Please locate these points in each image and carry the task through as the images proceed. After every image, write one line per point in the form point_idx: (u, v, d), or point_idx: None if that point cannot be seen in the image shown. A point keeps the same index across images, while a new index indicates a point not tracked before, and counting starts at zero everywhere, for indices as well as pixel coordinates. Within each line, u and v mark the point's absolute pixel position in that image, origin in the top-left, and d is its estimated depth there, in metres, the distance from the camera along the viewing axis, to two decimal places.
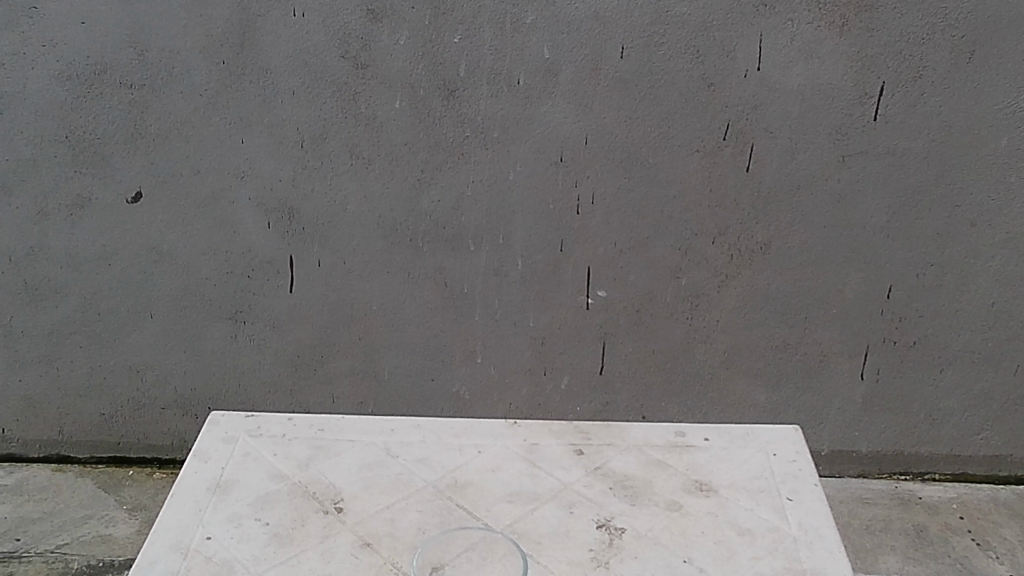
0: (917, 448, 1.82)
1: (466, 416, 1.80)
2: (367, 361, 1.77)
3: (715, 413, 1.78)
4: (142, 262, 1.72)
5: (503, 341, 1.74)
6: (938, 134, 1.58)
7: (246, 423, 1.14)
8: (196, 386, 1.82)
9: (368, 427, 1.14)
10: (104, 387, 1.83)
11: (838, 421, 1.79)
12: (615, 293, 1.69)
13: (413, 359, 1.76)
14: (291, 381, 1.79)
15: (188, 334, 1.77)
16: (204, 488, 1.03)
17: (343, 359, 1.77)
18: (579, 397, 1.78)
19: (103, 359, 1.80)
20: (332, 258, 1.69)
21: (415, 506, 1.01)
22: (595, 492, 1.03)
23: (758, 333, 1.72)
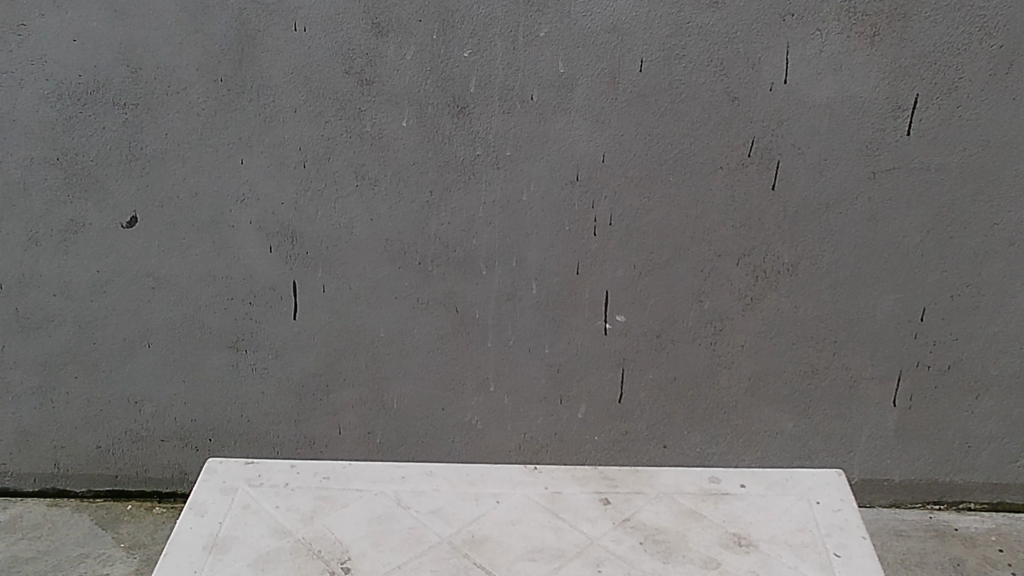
0: (953, 477, 1.73)
1: (478, 446, 1.72)
2: (375, 390, 1.69)
3: (740, 441, 1.70)
4: (138, 289, 1.64)
5: (517, 368, 1.66)
6: (975, 149, 1.50)
7: (245, 471, 1.06)
8: (196, 417, 1.74)
9: (377, 475, 1.06)
10: (100, 419, 1.75)
11: (869, 449, 1.71)
12: (634, 317, 1.61)
13: (423, 387, 1.68)
14: (296, 412, 1.71)
15: (189, 364, 1.69)
16: (200, 546, 0.95)
17: (350, 389, 1.69)
18: (597, 426, 1.69)
19: (99, 390, 1.72)
20: (336, 283, 1.61)
21: (429, 565, 0.92)
22: (625, 548, 0.94)
23: (785, 359, 1.64)
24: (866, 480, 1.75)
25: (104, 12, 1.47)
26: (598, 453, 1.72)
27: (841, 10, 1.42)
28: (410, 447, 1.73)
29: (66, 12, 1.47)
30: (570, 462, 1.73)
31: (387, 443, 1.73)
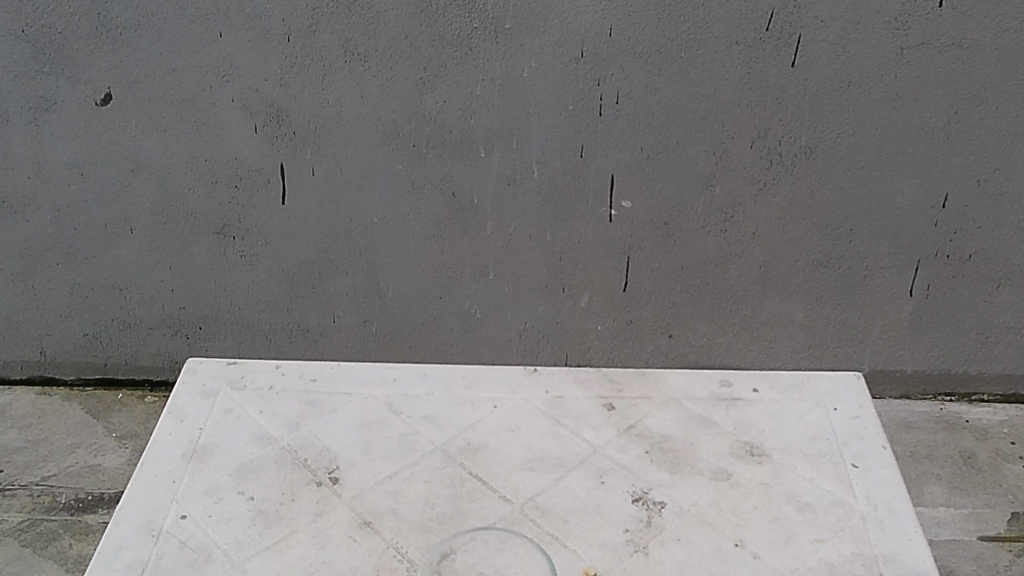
0: (967, 368, 1.68)
1: (478, 335, 1.67)
2: (369, 278, 1.62)
3: (749, 332, 1.64)
4: (118, 172, 1.55)
5: (517, 256, 1.58)
6: (1013, 22, 1.38)
7: (227, 372, 1.00)
8: (185, 304, 1.68)
9: (367, 376, 1.00)
10: (86, 307, 1.69)
11: (882, 340, 1.65)
12: (641, 203, 1.53)
13: (420, 275, 1.61)
14: (288, 300, 1.65)
15: (174, 250, 1.62)
16: (180, 454, 0.90)
17: (343, 277, 1.62)
18: (600, 316, 1.63)
19: (83, 277, 1.66)
20: (326, 166, 1.52)
21: (423, 476, 0.88)
22: (630, 458, 0.89)
23: (799, 248, 1.56)
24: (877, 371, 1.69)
25: None
26: (605, 344, 1.67)
27: None
28: (407, 336, 1.68)
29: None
30: (573, 353, 1.68)
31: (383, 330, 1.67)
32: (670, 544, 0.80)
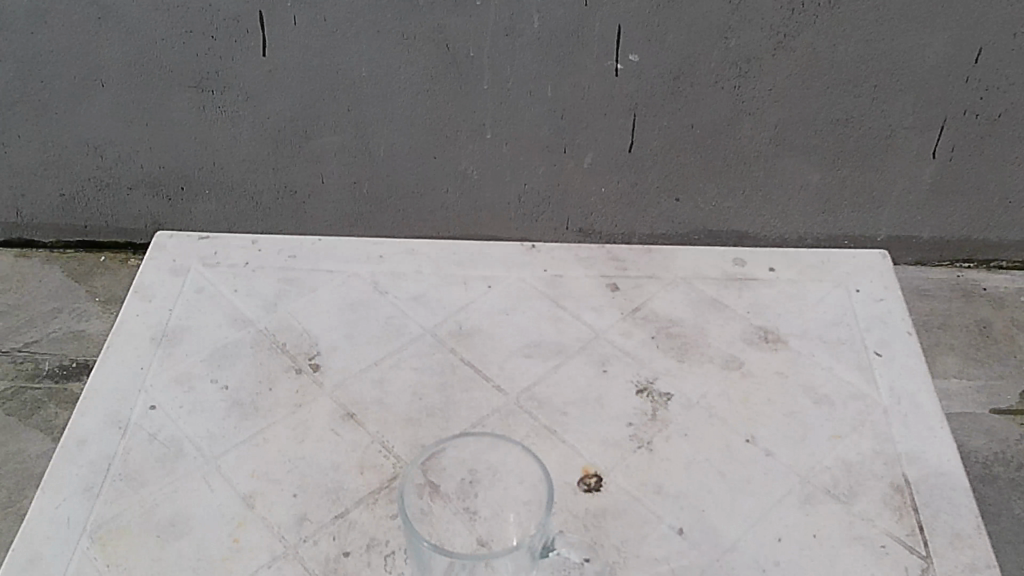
0: (987, 235, 1.61)
1: (475, 197, 1.58)
2: (359, 136, 1.52)
3: (760, 195, 1.56)
4: (82, 19, 1.43)
5: (517, 114, 1.48)
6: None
7: (199, 247, 0.92)
8: (165, 163, 1.58)
9: (351, 253, 0.92)
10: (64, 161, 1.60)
11: (899, 204, 1.57)
12: (650, 56, 1.41)
13: (413, 134, 1.51)
14: (274, 159, 1.56)
15: (150, 105, 1.51)
16: (147, 337, 0.83)
17: (332, 135, 1.52)
18: (603, 178, 1.54)
19: (55, 133, 1.56)
20: (309, 13, 1.38)
21: (410, 363, 0.81)
22: (635, 344, 0.83)
23: (817, 105, 1.45)
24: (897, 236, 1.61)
25: None
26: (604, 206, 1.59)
27: None
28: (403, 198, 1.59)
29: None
30: (574, 215, 1.60)
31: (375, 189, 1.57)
32: (675, 439, 0.75)
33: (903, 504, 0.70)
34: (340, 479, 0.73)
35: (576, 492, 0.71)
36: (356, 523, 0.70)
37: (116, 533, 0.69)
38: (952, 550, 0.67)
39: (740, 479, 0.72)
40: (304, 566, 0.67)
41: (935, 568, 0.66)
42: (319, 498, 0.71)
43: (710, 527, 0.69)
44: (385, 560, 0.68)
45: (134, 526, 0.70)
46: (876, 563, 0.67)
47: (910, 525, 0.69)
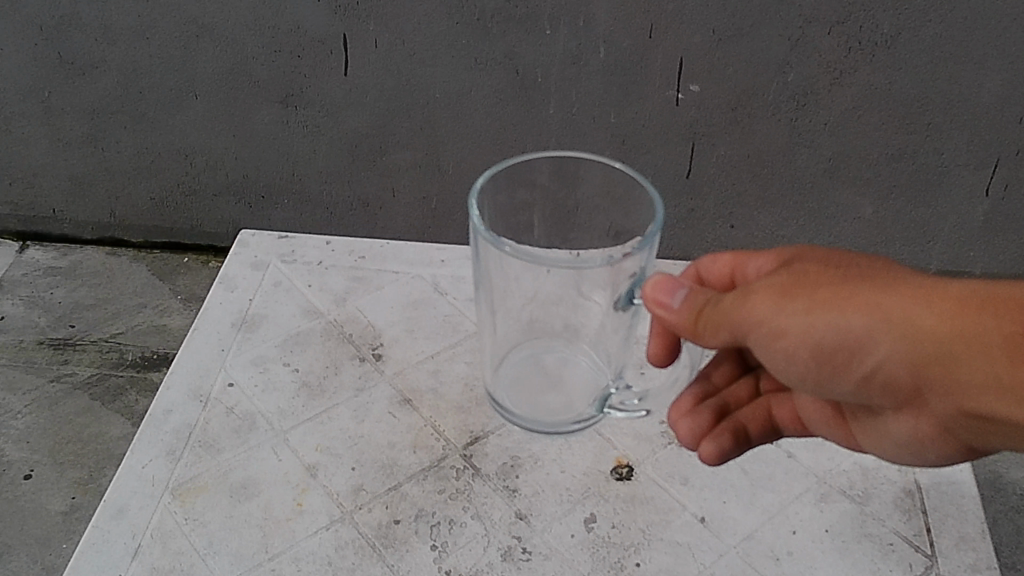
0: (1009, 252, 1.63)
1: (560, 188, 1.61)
2: (430, 134, 1.57)
3: (815, 188, 1.55)
4: (181, 39, 1.52)
5: (577, 83, 1.46)
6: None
7: (279, 245, 1.00)
8: (264, 168, 1.69)
9: (415, 257, 0.99)
10: (81, 199, 1.79)
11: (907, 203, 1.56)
12: (710, 87, 1.44)
13: (474, 108, 1.52)
14: (377, 141, 1.60)
15: (159, 124, 1.65)
16: (230, 323, 0.91)
17: (405, 129, 1.57)
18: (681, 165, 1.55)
19: (75, 161, 1.73)
20: (390, 37, 1.45)
21: (465, 357, 0.89)
22: None
23: (862, 121, 1.46)
24: None
25: None
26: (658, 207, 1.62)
27: None
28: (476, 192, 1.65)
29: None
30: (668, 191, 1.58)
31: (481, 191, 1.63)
32: None
33: (913, 506, 0.77)
34: (395, 456, 0.80)
35: (608, 480, 0.78)
36: (407, 495, 0.77)
37: (194, 491, 0.77)
38: (956, 551, 0.73)
39: (761, 476, 0.79)
40: (358, 530, 0.75)
41: (938, 566, 0.72)
42: (375, 472, 0.79)
43: (728, 518, 0.75)
44: (432, 528, 0.75)
45: (210, 484, 0.78)
46: (882, 557, 0.73)
47: (918, 526, 0.75)
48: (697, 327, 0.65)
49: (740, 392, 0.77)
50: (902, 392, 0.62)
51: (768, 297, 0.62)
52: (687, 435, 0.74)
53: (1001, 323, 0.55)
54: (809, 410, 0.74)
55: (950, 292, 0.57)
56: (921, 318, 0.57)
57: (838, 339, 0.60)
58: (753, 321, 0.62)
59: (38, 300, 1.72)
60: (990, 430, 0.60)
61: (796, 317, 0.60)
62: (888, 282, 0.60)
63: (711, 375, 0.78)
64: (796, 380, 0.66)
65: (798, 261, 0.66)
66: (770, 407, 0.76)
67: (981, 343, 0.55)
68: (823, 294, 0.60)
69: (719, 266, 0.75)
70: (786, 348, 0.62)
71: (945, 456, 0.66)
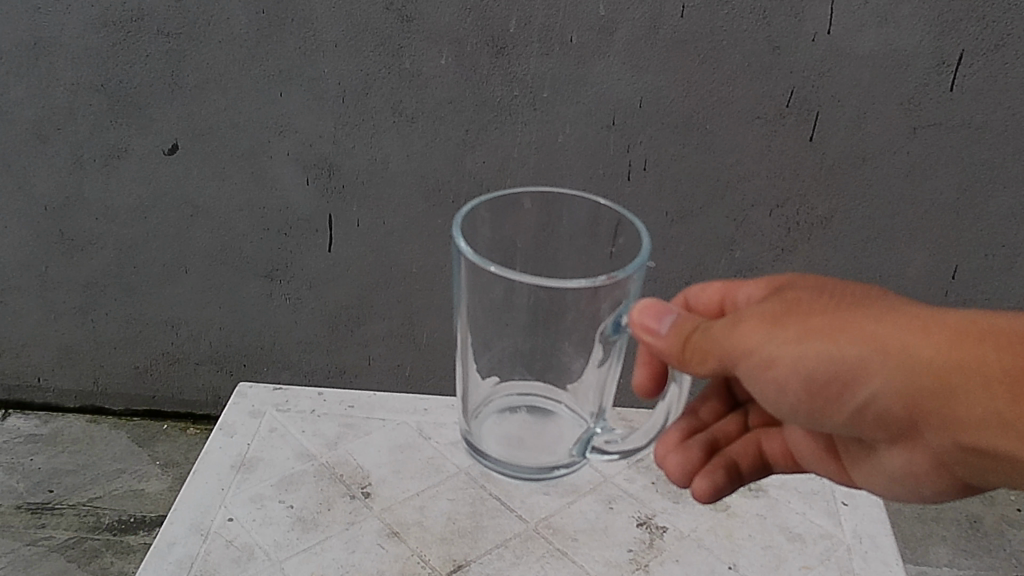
0: None
1: None
2: (407, 305, 1.69)
3: None
4: (178, 218, 1.64)
5: None
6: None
7: (274, 396, 1.09)
8: (247, 338, 1.78)
9: (400, 406, 1.08)
10: (67, 368, 1.86)
11: None
12: (665, 262, 1.59)
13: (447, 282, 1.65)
14: (356, 311, 1.71)
15: (149, 297, 1.75)
16: (229, 464, 0.98)
17: (384, 301, 1.69)
18: None
19: (66, 332, 1.81)
20: (371, 217, 1.59)
21: (447, 495, 0.96)
22: (637, 487, 0.98)
23: None
24: None
25: None
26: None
27: None
28: (448, 360, 1.75)
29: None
30: None
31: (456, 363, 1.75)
32: (668, 563, 0.89)
33: None
34: None
35: None
36: None
37: None
38: None
39: None
40: None
41: None
42: None
43: None
44: None
45: None
46: None
47: None
48: (686, 354, 0.67)
49: (729, 428, 0.86)
50: (890, 419, 0.66)
51: (763, 325, 0.64)
52: (678, 471, 0.84)
53: (997, 357, 0.59)
54: (795, 442, 0.82)
55: (945, 325, 0.61)
56: (918, 350, 0.61)
57: (834, 367, 0.63)
58: (746, 349, 0.65)
59: (17, 466, 1.76)
60: (979, 461, 0.65)
61: (790, 347, 0.63)
62: (882, 313, 0.63)
63: (700, 412, 0.87)
64: (783, 409, 0.70)
65: (788, 287, 0.69)
66: (760, 441, 0.85)
67: (977, 375, 0.60)
68: (821, 325, 0.63)
69: (708, 294, 0.79)
70: (778, 374, 0.65)
71: (935, 485, 0.71)
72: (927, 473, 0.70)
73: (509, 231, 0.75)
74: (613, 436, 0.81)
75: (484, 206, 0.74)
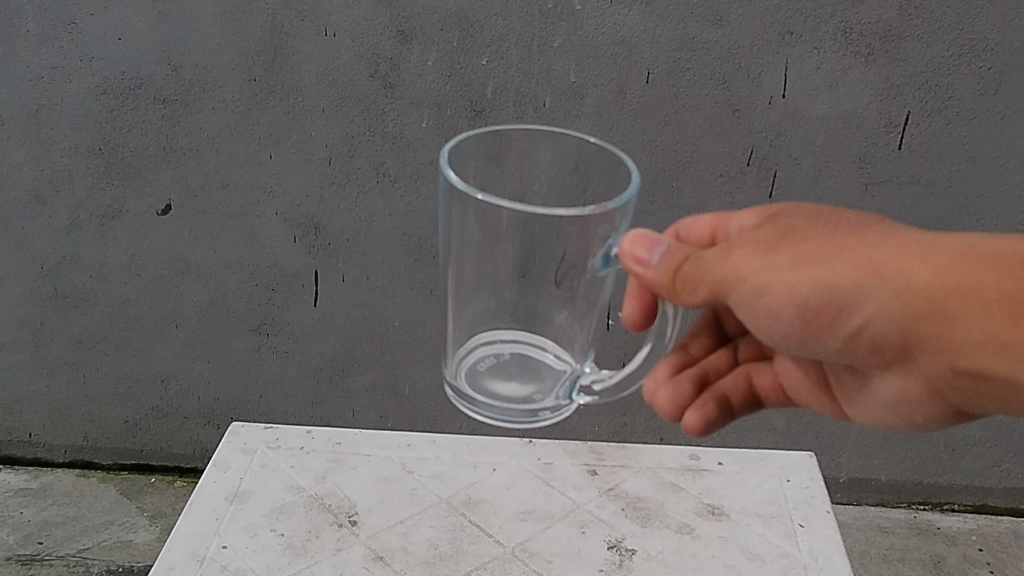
0: (910, 463, 1.81)
1: None
2: (390, 357, 1.76)
3: None
4: (170, 275, 1.71)
5: None
6: (977, 148, 1.49)
7: (265, 434, 1.15)
8: (234, 392, 1.84)
9: (384, 442, 1.15)
10: (57, 423, 1.91)
11: (816, 421, 1.76)
12: None
13: (429, 334, 1.72)
14: (340, 363, 1.78)
15: (140, 353, 1.81)
16: (223, 497, 1.04)
17: (367, 354, 1.76)
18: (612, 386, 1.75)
19: (57, 388, 1.86)
20: (355, 273, 1.66)
21: (429, 522, 1.02)
22: (608, 513, 1.05)
23: None
24: (924, 500, 1.88)
25: (132, 20, 1.47)
26: (594, 421, 1.80)
27: (837, 31, 1.40)
28: (429, 410, 1.82)
29: (101, 10, 1.46)
30: (604, 408, 1.78)
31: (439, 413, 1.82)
32: None
33: None
34: None
35: None
36: None
37: None
38: None
39: None
40: None
41: None
42: None
43: None
44: None
45: None
46: None
47: None
48: (682, 287, 0.73)
49: (719, 362, 0.97)
50: (880, 343, 0.72)
51: (759, 256, 0.71)
52: (668, 404, 0.94)
53: (988, 280, 0.65)
54: (785, 375, 0.94)
55: (940, 249, 0.67)
56: (910, 277, 0.67)
57: (828, 293, 0.70)
58: (742, 277, 0.71)
59: (7, 519, 1.80)
60: (967, 384, 0.71)
61: (785, 273, 0.70)
62: (875, 241, 0.70)
63: (689, 347, 0.98)
64: (779, 336, 0.76)
65: (781, 219, 0.76)
66: (750, 376, 0.96)
67: (970, 298, 0.66)
68: (814, 255, 0.70)
69: (700, 227, 0.86)
70: (774, 304, 0.72)
71: (926, 411, 0.78)
72: (920, 399, 0.77)
73: (505, 170, 0.72)
74: (600, 375, 0.78)
75: (475, 139, 0.71)
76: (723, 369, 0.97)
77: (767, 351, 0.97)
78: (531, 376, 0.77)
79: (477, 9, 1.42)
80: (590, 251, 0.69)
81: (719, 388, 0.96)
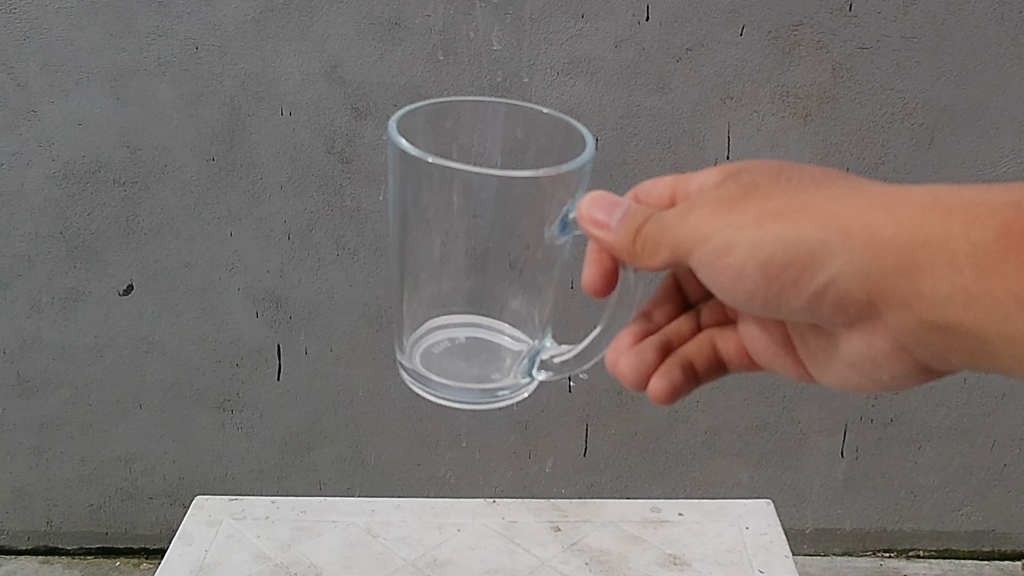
0: (872, 511, 1.84)
1: (473, 475, 1.82)
2: (354, 428, 1.77)
3: (699, 462, 1.78)
4: (133, 354, 1.72)
5: None
6: None
7: (229, 505, 1.15)
8: (199, 470, 1.84)
9: (350, 508, 1.16)
10: (20, 510, 1.89)
11: (777, 473, 1.79)
12: (597, 377, 1.68)
13: (393, 403, 1.74)
14: (305, 435, 1.78)
15: (103, 434, 1.80)
16: (189, 569, 1.04)
17: (332, 425, 1.77)
18: (576, 448, 1.77)
19: (20, 473, 1.85)
20: (318, 344, 1.68)
21: None
22: (572, 567, 1.07)
23: (726, 398, 1.70)
24: (889, 546, 1.90)
25: (92, 105, 1.50)
26: (561, 482, 1.82)
27: (775, 94, 1.47)
28: (396, 478, 1.82)
29: (60, 98, 1.50)
30: (568, 469, 1.80)
31: (407, 481, 1.83)
32: None
33: None
34: None
35: None
36: None
37: None
38: None
39: None
40: None
41: None
42: None
43: None
44: None
45: None
46: None
47: None
48: (645, 247, 0.76)
49: (682, 329, 1.00)
50: (843, 300, 0.76)
51: (721, 216, 0.74)
52: (632, 372, 0.98)
53: (952, 234, 0.69)
54: (754, 342, 0.97)
55: (904, 205, 0.71)
56: (873, 232, 0.71)
57: (791, 251, 0.73)
58: (706, 236, 0.75)
59: None
60: (929, 338, 0.75)
61: (748, 230, 0.74)
62: (838, 197, 0.73)
63: (652, 316, 1.01)
64: (742, 296, 0.80)
65: (743, 173, 0.79)
66: (716, 342, 1.00)
67: (934, 251, 0.70)
68: (778, 213, 0.73)
69: (660, 188, 0.88)
70: (735, 263, 0.75)
71: (891, 365, 0.83)
72: (884, 354, 0.81)
73: (456, 141, 0.77)
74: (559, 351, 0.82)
75: (422, 114, 0.76)
76: (687, 336, 1.00)
77: (730, 318, 1.00)
78: (487, 356, 0.79)
79: (430, 84, 1.47)
80: (545, 231, 0.73)
81: (685, 358, 0.99)
